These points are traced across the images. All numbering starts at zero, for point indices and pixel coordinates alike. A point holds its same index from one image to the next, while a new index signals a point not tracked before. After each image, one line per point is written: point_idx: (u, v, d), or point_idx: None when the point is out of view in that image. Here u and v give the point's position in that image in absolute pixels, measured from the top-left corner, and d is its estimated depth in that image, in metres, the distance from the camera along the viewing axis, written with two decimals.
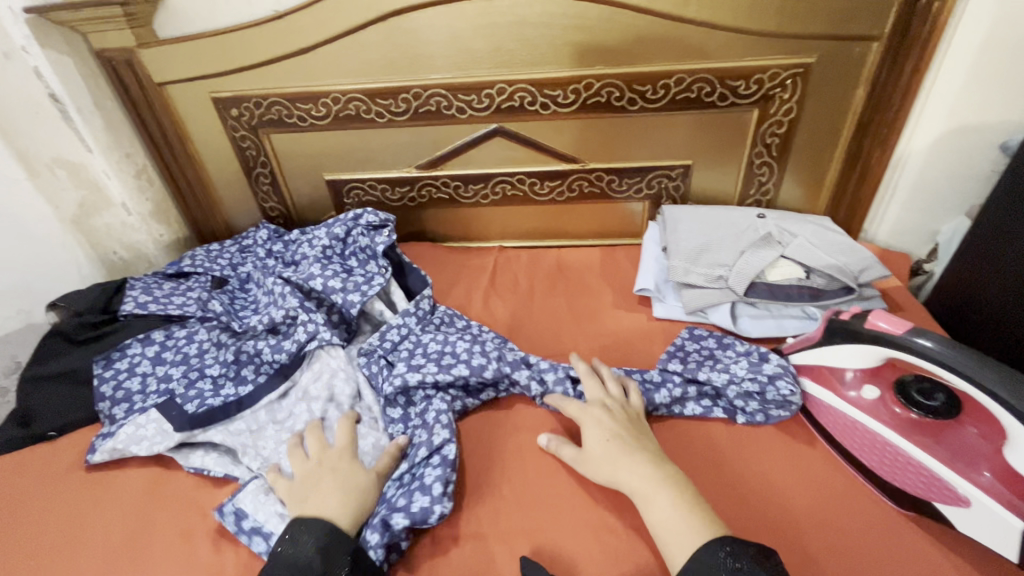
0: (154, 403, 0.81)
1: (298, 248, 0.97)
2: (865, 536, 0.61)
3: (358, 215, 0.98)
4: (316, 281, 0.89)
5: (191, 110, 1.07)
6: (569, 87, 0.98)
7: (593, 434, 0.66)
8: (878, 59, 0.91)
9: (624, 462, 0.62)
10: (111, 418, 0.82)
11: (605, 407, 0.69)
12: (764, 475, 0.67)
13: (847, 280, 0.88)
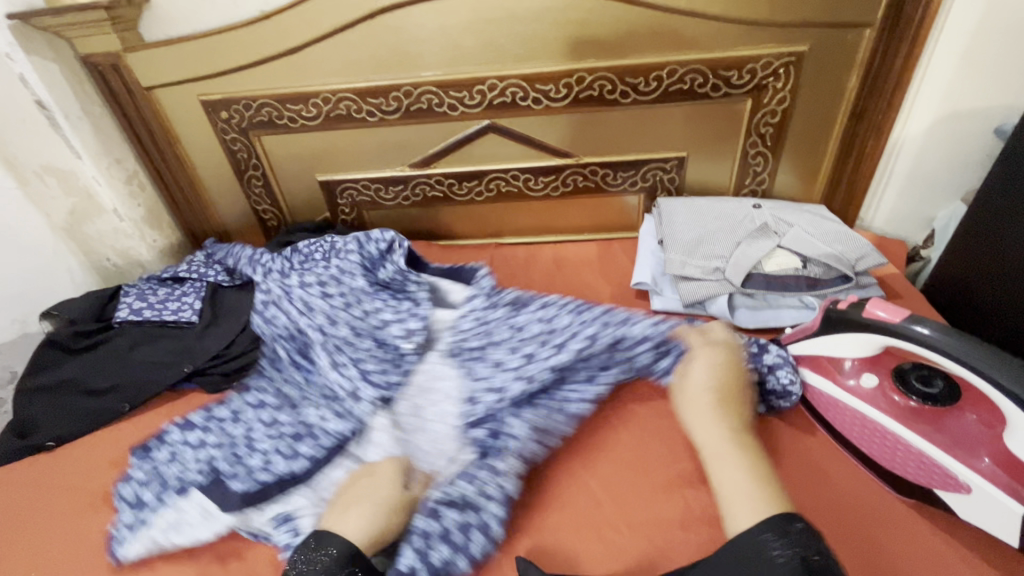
0: (192, 484, 0.72)
1: (320, 275, 0.89)
2: (877, 527, 0.61)
3: (368, 230, 0.93)
4: (351, 319, 0.83)
5: (180, 114, 1.06)
6: (561, 81, 0.97)
7: (700, 370, 0.70)
8: (872, 45, 0.91)
9: (705, 416, 0.65)
10: (135, 499, 0.72)
11: (725, 348, 0.71)
12: (814, 470, 0.67)
13: (844, 268, 0.88)
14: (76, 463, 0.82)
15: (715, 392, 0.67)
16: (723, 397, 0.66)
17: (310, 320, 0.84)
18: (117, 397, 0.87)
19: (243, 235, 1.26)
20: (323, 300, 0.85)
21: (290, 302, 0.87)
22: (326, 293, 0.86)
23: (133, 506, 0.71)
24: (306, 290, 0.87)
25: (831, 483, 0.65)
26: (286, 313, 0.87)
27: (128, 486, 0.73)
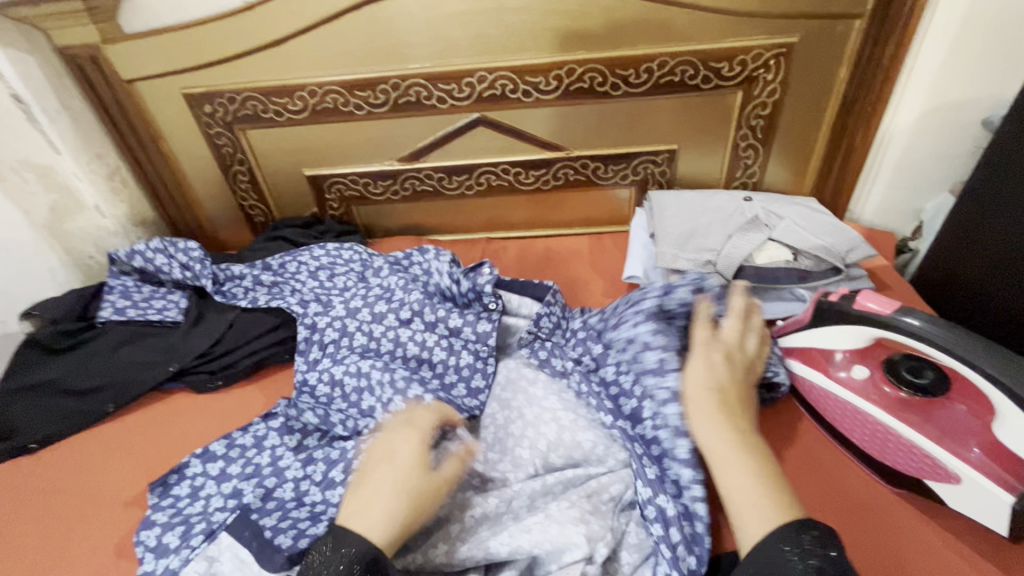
0: (224, 526, 0.67)
1: (354, 295, 0.88)
2: (879, 525, 0.61)
3: (408, 254, 0.93)
4: (393, 338, 0.81)
5: (162, 108, 1.04)
6: (551, 73, 0.96)
7: (697, 374, 0.60)
8: (863, 35, 0.90)
9: (710, 418, 0.57)
10: (161, 550, 0.66)
11: (727, 353, 0.63)
12: (838, 480, 0.65)
13: (834, 260, 0.88)
14: (62, 466, 0.81)
15: (718, 390, 0.59)
16: (728, 400, 0.58)
17: (348, 343, 0.83)
18: (100, 398, 0.85)
19: (230, 231, 1.24)
20: (363, 320, 0.84)
21: (328, 325, 0.85)
22: (364, 312, 0.85)
23: (158, 555, 0.66)
24: (343, 311, 0.86)
25: (823, 482, 0.65)
26: (323, 336, 0.84)
27: (146, 539, 0.68)
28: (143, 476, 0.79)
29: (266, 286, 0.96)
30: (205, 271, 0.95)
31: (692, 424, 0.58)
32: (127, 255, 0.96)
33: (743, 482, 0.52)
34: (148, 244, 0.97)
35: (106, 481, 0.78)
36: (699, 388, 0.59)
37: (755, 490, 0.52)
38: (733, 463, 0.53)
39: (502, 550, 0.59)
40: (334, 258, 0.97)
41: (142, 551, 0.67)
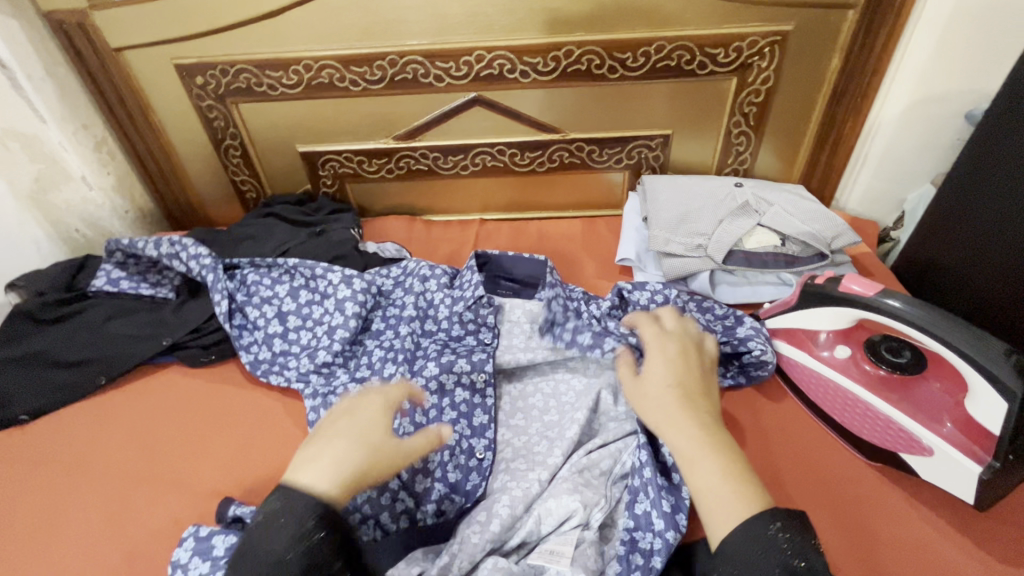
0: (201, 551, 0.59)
1: (328, 307, 0.86)
2: (854, 498, 0.64)
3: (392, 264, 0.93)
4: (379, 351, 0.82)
5: (152, 77, 1.02)
6: (549, 54, 0.96)
7: (658, 373, 0.63)
8: (854, 26, 0.92)
9: (676, 413, 0.59)
10: (207, 553, 0.58)
11: (679, 346, 0.67)
12: (816, 459, 0.68)
13: (820, 246, 0.90)
14: (51, 437, 0.80)
15: (678, 387, 0.62)
16: (687, 392, 0.61)
17: (333, 363, 0.81)
18: (89, 370, 0.85)
19: (221, 206, 1.22)
20: (339, 336, 0.82)
21: (312, 350, 0.83)
22: (339, 330, 0.83)
23: (204, 558, 0.58)
24: (320, 332, 0.85)
25: (796, 456, 0.69)
26: (310, 363, 0.82)
27: (190, 539, 0.60)
28: (136, 448, 0.79)
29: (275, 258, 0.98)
30: (204, 268, 0.89)
31: (657, 424, 0.60)
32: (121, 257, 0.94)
33: (707, 482, 0.54)
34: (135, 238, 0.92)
35: (99, 452, 0.79)
36: (660, 387, 0.62)
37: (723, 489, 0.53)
38: (699, 462, 0.55)
39: (511, 533, 0.62)
40: (295, 274, 0.91)
41: (177, 556, 0.59)
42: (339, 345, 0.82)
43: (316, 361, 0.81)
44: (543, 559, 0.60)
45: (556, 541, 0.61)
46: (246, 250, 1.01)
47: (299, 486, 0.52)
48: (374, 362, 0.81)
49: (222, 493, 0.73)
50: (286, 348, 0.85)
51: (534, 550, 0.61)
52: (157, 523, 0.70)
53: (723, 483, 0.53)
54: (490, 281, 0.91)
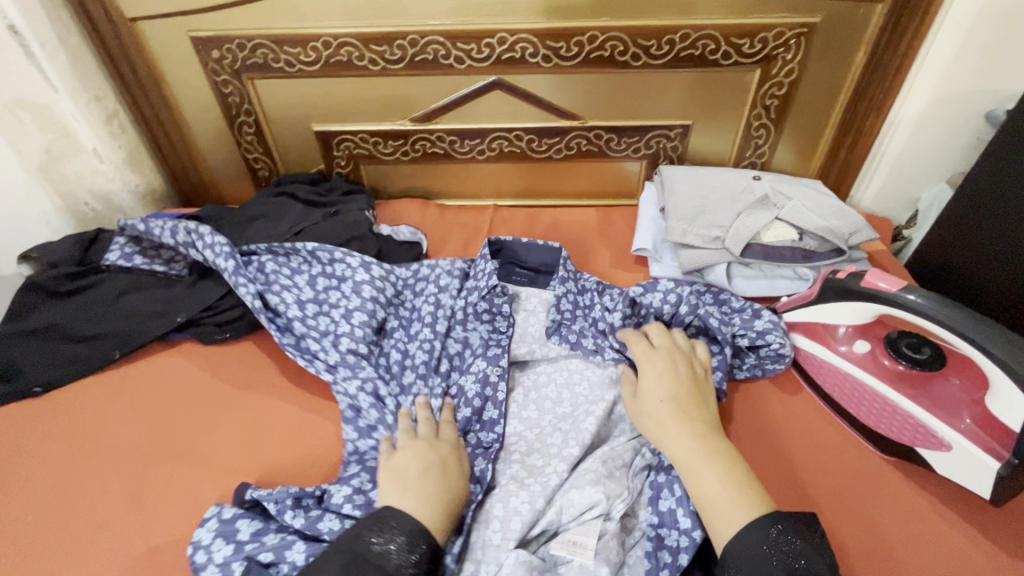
0: (230, 531, 0.62)
1: (345, 291, 0.84)
2: (873, 496, 0.64)
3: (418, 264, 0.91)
4: (399, 340, 0.81)
5: (167, 50, 1.00)
6: (573, 39, 0.95)
7: (652, 389, 0.66)
8: (882, 21, 0.91)
9: (675, 426, 0.62)
10: (230, 535, 0.61)
11: (670, 356, 0.70)
12: (833, 456, 0.68)
13: (838, 242, 0.90)
14: (66, 411, 0.80)
15: (672, 400, 0.64)
16: (681, 404, 0.64)
17: (357, 351, 0.79)
18: (102, 345, 0.84)
19: (232, 184, 1.21)
20: (360, 321, 0.81)
21: (333, 336, 0.81)
22: (359, 313, 0.81)
23: (227, 539, 0.61)
24: (338, 317, 0.82)
25: (814, 452, 0.69)
26: (335, 351, 0.80)
27: (213, 521, 0.62)
28: (151, 424, 0.79)
29: (290, 237, 0.97)
30: (217, 254, 0.85)
31: (655, 436, 0.63)
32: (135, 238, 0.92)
33: (711, 490, 0.56)
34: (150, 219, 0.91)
35: (114, 427, 0.79)
36: (654, 404, 0.64)
37: (726, 496, 0.56)
38: (700, 473, 0.58)
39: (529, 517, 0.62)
40: (310, 259, 0.88)
41: (199, 537, 0.61)
42: (361, 330, 0.80)
43: (342, 347, 0.80)
44: (566, 548, 0.60)
45: (578, 531, 0.61)
46: (258, 228, 0.99)
47: (402, 511, 0.56)
48: (397, 354, 0.80)
49: (238, 471, 0.73)
50: (305, 334, 0.82)
51: (555, 538, 0.62)
52: (174, 499, 0.71)
53: (724, 490, 0.56)
54: (504, 268, 0.90)
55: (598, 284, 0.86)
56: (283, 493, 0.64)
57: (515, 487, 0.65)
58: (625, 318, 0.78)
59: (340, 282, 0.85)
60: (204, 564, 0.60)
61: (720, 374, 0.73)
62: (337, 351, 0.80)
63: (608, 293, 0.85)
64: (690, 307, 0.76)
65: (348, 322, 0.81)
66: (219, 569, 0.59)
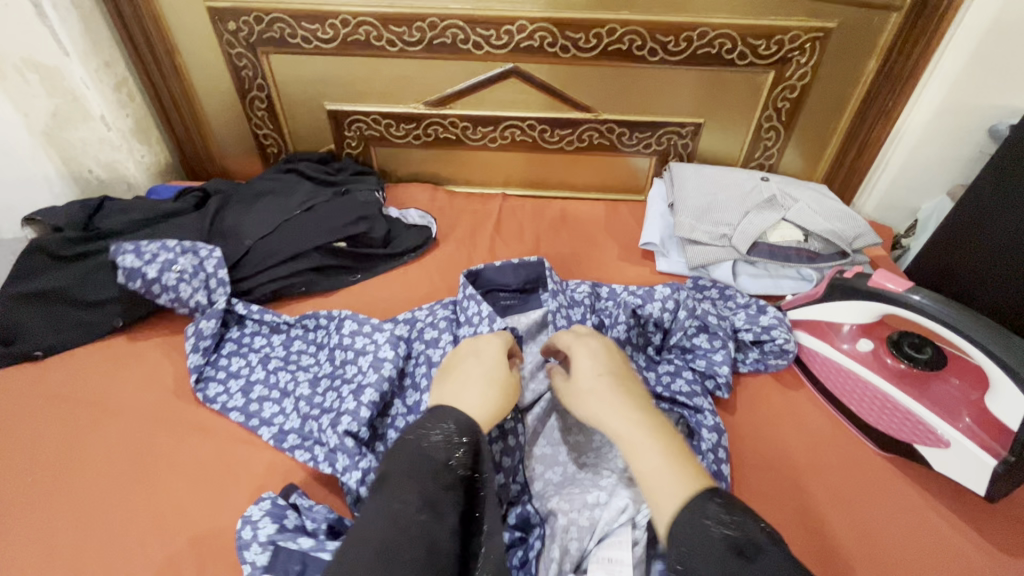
0: (278, 514, 0.62)
1: (362, 365, 0.76)
2: (880, 502, 0.65)
3: (413, 312, 0.86)
4: (406, 418, 0.73)
5: (182, 18, 0.99)
6: (592, 31, 0.95)
7: (585, 365, 0.63)
8: (896, 30, 0.93)
9: (610, 398, 0.58)
10: (277, 516, 0.62)
11: (601, 340, 0.66)
12: (842, 463, 0.68)
13: (843, 244, 0.92)
14: (68, 375, 0.80)
15: (610, 373, 0.61)
16: (618, 379, 0.61)
17: (357, 436, 0.69)
18: (105, 312, 0.84)
19: (240, 160, 1.20)
20: (368, 399, 0.71)
21: (336, 415, 0.72)
22: (369, 390, 0.72)
23: (274, 520, 0.61)
24: (347, 393, 0.74)
25: (828, 462, 0.69)
26: (332, 433, 0.69)
27: (267, 501, 0.63)
28: (152, 393, 0.78)
29: (299, 213, 0.96)
30: (211, 318, 0.81)
31: (588, 408, 0.59)
32: (125, 276, 0.80)
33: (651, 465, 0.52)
34: (159, 259, 0.81)
35: (115, 394, 0.78)
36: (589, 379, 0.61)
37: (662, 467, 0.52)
38: (639, 448, 0.54)
39: (574, 548, 0.60)
40: (331, 333, 0.82)
41: (250, 513, 0.62)
42: (367, 410, 0.70)
43: (340, 428, 0.68)
44: (603, 568, 0.58)
45: (612, 546, 0.59)
46: (268, 202, 0.98)
47: (456, 408, 0.56)
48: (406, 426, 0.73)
49: (241, 441, 0.73)
50: (310, 413, 0.74)
51: (589, 561, 0.59)
52: (175, 466, 0.71)
53: (665, 461, 0.52)
54: (488, 297, 0.88)
55: (591, 289, 0.85)
56: (320, 514, 0.63)
57: (564, 518, 0.62)
58: (630, 328, 0.78)
59: (346, 353, 0.79)
60: (249, 541, 0.59)
61: (726, 366, 0.74)
62: (342, 436, 0.68)
63: (600, 313, 0.83)
64: (688, 312, 0.78)
65: (355, 399, 0.72)
66: (261, 549, 0.58)
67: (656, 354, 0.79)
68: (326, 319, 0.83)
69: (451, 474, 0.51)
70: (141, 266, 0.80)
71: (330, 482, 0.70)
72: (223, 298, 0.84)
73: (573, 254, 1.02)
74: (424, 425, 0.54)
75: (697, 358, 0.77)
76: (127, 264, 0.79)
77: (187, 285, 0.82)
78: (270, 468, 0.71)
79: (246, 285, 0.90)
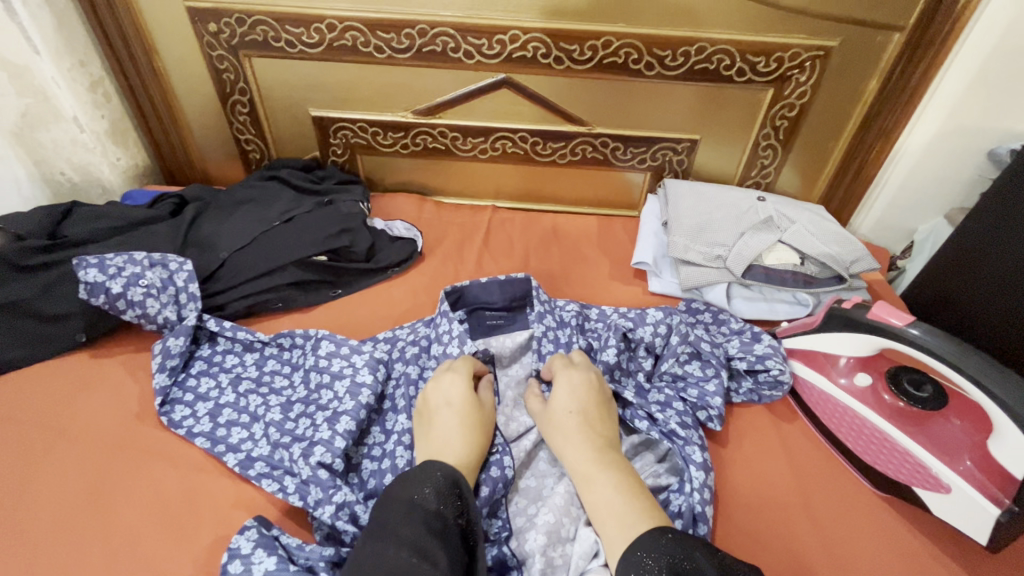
0: (268, 547, 0.58)
1: (338, 390, 0.73)
2: (878, 546, 0.62)
3: (394, 331, 0.83)
4: (383, 447, 0.69)
5: (162, 18, 0.95)
6: (587, 42, 0.92)
7: (562, 397, 0.66)
8: (898, 51, 0.91)
9: (575, 437, 0.62)
10: (270, 547, 0.58)
11: (586, 374, 0.69)
12: (838, 503, 0.65)
13: (839, 269, 0.89)
14: (27, 394, 0.75)
15: (581, 412, 0.64)
16: (588, 419, 0.64)
17: (332, 467, 0.65)
18: (68, 327, 0.79)
19: (221, 165, 1.16)
20: (344, 428, 0.68)
21: (309, 444, 0.68)
22: (345, 418, 0.69)
23: (267, 551, 0.57)
24: (321, 420, 0.70)
25: (826, 502, 0.65)
26: (304, 464, 0.65)
27: (253, 530, 0.59)
28: (114, 414, 0.74)
29: (279, 224, 0.92)
30: (178, 335, 0.77)
31: (555, 446, 0.63)
32: (88, 291, 0.76)
33: (609, 496, 0.56)
34: (125, 273, 0.77)
35: (75, 414, 0.74)
36: (561, 412, 0.64)
37: (620, 501, 0.56)
38: (602, 480, 0.58)
39: None
40: (307, 355, 0.79)
41: (238, 545, 0.58)
42: (342, 440, 0.67)
43: (313, 459, 0.65)
44: None
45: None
46: (247, 211, 0.94)
47: (439, 460, 0.59)
48: (381, 455, 0.69)
49: (206, 469, 0.69)
50: (280, 440, 0.70)
51: None
52: (134, 495, 0.67)
53: (619, 495, 0.56)
54: (473, 316, 0.84)
55: (579, 309, 0.82)
56: (316, 552, 0.58)
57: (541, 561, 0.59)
58: (619, 352, 0.75)
59: (322, 377, 0.75)
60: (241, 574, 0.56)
61: (719, 397, 0.71)
62: (313, 468, 0.65)
63: (590, 335, 0.79)
64: (681, 338, 0.75)
65: (329, 428, 0.68)
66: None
67: (646, 381, 0.76)
68: (303, 339, 0.80)
69: (441, 521, 0.53)
70: (104, 280, 0.76)
71: (299, 515, 0.66)
72: (193, 313, 0.80)
73: (563, 271, 0.98)
74: (410, 473, 0.57)
75: (689, 388, 0.73)
76: (89, 279, 0.75)
77: (155, 301, 0.79)
78: (235, 499, 0.67)
79: (220, 300, 0.86)
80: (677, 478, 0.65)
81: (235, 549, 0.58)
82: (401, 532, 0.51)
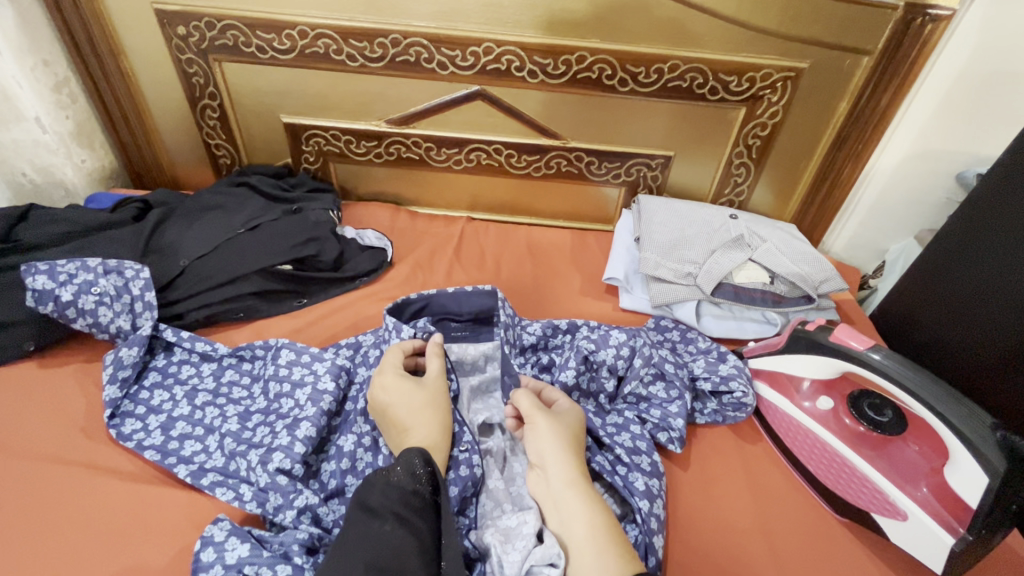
0: (240, 536, 0.57)
1: (299, 399, 0.71)
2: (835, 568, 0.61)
3: (359, 340, 0.81)
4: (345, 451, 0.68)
5: (129, 21, 0.93)
6: (560, 57, 0.92)
7: (569, 416, 0.65)
8: (867, 74, 0.92)
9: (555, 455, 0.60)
10: (245, 536, 0.57)
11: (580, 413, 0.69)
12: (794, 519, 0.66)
13: (808, 289, 0.89)
14: None
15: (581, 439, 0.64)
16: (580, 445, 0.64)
17: (291, 472, 0.63)
18: (16, 334, 0.77)
19: (191, 169, 1.14)
20: (304, 434, 0.66)
21: (267, 451, 0.66)
22: (306, 423, 0.67)
23: (242, 539, 0.57)
24: (281, 427, 0.68)
25: (786, 521, 0.65)
26: (262, 471, 0.64)
27: (227, 521, 0.59)
28: (61, 427, 0.72)
29: (243, 232, 0.90)
30: (131, 344, 0.75)
31: (546, 454, 0.60)
32: (35, 299, 0.73)
33: (577, 533, 0.55)
34: (77, 281, 0.75)
35: (19, 427, 0.71)
36: (577, 427, 0.64)
37: (585, 539, 0.54)
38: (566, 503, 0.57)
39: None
40: (267, 364, 0.77)
41: (211, 534, 0.57)
42: (302, 445, 0.65)
43: (271, 466, 0.63)
44: None
45: None
46: (212, 219, 0.92)
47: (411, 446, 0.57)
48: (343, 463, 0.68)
49: (154, 482, 0.67)
50: (236, 450, 0.68)
51: None
52: (75, 510, 0.64)
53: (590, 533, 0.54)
54: (439, 325, 0.83)
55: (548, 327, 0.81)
56: (291, 537, 0.58)
57: (498, 548, 0.57)
58: (579, 373, 0.74)
59: (282, 387, 0.73)
60: (211, 562, 0.55)
61: (681, 418, 0.70)
62: (270, 474, 0.63)
63: (558, 351, 0.79)
64: (645, 360, 0.74)
65: (288, 434, 0.66)
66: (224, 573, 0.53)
67: (608, 403, 0.75)
68: (264, 349, 0.78)
69: (420, 499, 0.53)
70: (53, 288, 0.73)
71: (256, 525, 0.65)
72: (148, 323, 0.78)
73: (534, 285, 0.97)
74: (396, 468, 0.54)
75: (652, 409, 0.72)
76: (37, 288, 0.73)
77: (107, 310, 0.76)
78: (182, 512, 0.64)
79: (178, 309, 0.83)
80: (626, 511, 0.63)
81: (208, 536, 0.57)
82: (392, 509, 0.51)
